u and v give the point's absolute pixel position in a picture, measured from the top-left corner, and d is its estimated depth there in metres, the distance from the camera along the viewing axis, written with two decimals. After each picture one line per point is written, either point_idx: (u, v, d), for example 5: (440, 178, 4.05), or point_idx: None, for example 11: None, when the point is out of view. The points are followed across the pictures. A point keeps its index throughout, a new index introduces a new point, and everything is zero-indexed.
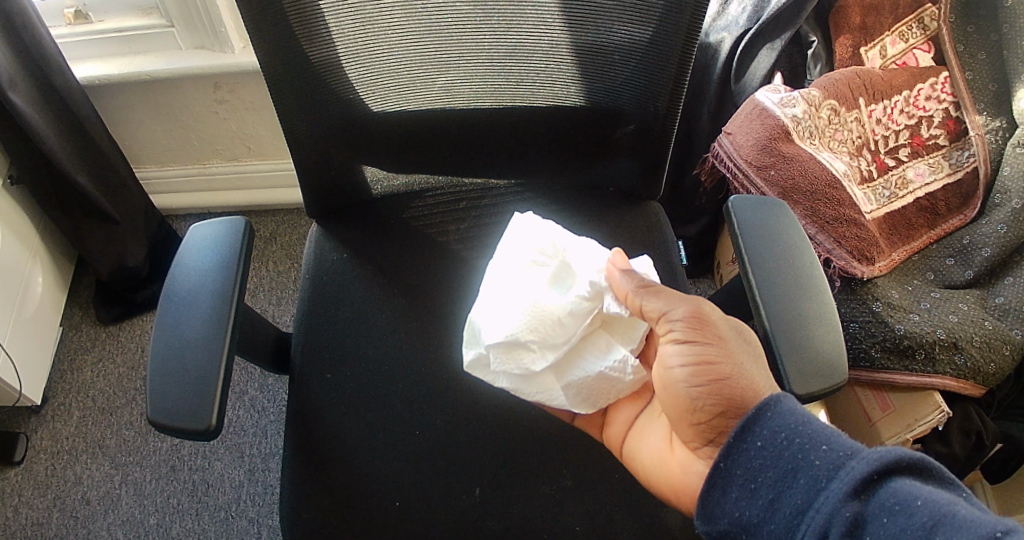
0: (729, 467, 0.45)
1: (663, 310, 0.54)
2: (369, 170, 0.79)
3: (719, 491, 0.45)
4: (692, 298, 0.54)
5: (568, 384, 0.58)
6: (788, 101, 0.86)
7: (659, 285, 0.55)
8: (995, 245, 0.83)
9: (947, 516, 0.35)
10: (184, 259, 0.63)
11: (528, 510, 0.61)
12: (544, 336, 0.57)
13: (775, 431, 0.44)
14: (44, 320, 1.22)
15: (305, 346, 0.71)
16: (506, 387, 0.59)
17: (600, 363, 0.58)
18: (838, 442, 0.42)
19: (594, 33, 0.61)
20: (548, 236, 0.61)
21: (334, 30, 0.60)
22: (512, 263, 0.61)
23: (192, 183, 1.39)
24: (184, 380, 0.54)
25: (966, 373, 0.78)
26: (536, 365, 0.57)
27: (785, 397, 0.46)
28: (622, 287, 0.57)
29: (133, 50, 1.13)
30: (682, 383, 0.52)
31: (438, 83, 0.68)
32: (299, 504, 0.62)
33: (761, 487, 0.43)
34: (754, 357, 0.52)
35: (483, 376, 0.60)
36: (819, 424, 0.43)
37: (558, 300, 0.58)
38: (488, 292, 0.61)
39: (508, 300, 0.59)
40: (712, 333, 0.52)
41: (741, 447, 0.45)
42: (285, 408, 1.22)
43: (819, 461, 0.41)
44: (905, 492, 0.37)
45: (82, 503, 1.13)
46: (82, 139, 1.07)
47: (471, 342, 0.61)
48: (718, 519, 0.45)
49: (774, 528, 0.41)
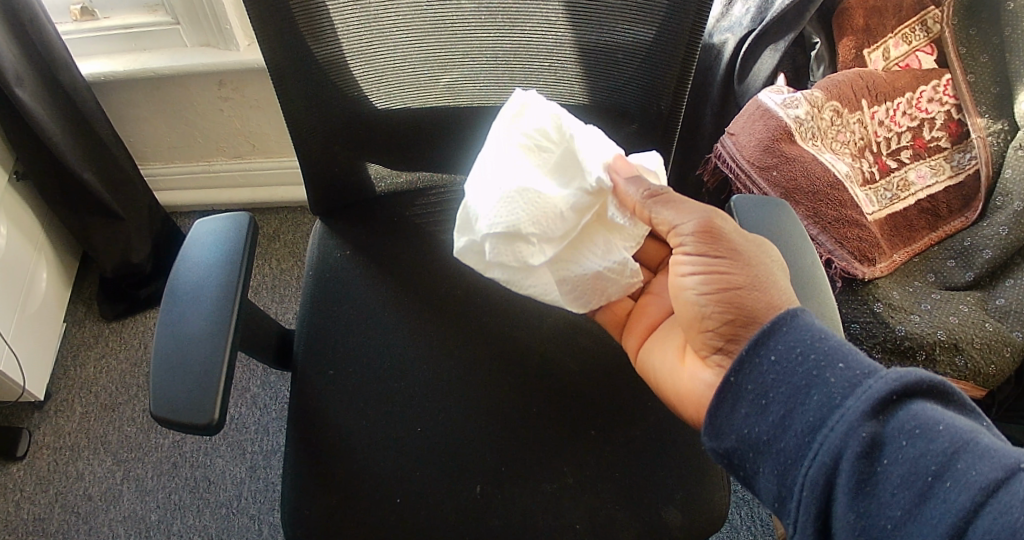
0: (740, 381, 0.45)
1: (674, 222, 0.54)
2: (373, 167, 0.81)
3: (728, 409, 0.45)
4: (706, 210, 0.54)
5: (562, 279, 0.59)
6: (791, 102, 0.86)
7: (670, 194, 0.56)
8: (997, 247, 0.84)
9: (969, 444, 0.37)
10: (189, 254, 0.63)
11: (529, 507, 0.61)
12: (546, 228, 0.56)
13: (790, 346, 0.44)
14: (48, 316, 1.23)
15: (308, 342, 0.71)
16: (498, 277, 0.58)
17: (598, 261, 0.59)
18: (856, 360, 0.42)
19: (597, 32, 0.61)
20: (553, 117, 0.59)
21: (339, 28, 0.61)
22: (510, 140, 0.59)
23: (196, 180, 1.40)
24: (188, 375, 0.54)
25: (966, 374, 0.79)
26: (535, 259, 0.57)
27: (805, 311, 0.46)
28: (631, 197, 0.57)
29: (139, 47, 1.14)
30: (691, 291, 0.53)
31: (442, 81, 0.69)
32: (301, 500, 0.62)
33: (771, 403, 0.43)
34: (777, 272, 0.51)
35: (475, 263, 0.59)
36: (836, 341, 0.43)
37: (559, 193, 0.57)
38: (484, 170, 0.59)
39: (505, 183, 0.57)
40: (725, 245, 0.52)
41: (755, 362, 0.45)
42: (287, 406, 1.22)
43: (833, 378, 0.41)
44: (927, 416, 0.38)
45: (84, 498, 1.14)
46: (87, 136, 1.08)
47: (467, 230, 0.60)
48: (726, 436, 0.45)
49: (784, 447, 0.42)
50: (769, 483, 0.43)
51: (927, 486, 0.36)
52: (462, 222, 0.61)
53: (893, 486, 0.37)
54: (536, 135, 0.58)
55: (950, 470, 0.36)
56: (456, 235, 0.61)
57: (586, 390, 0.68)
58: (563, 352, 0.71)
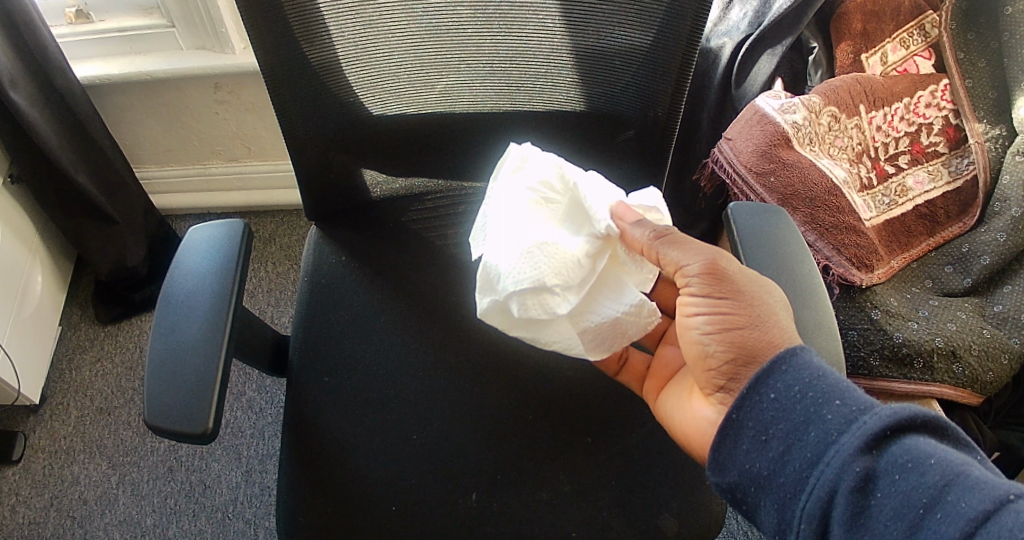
0: (741, 418, 0.45)
1: (680, 262, 0.53)
2: (369, 173, 0.80)
3: (730, 444, 0.45)
4: (711, 250, 0.53)
5: (585, 328, 0.57)
6: (789, 107, 0.86)
7: (675, 235, 0.55)
8: (994, 253, 0.83)
9: (960, 476, 0.36)
10: (182, 262, 0.63)
11: (525, 515, 0.61)
12: (566, 277, 0.55)
13: (789, 385, 0.44)
14: (44, 319, 1.22)
15: (303, 349, 0.71)
16: (524, 333, 0.57)
17: (617, 306, 0.57)
18: (852, 397, 0.42)
19: (596, 37, 0.61)
20: (556, 168, 0.60)
21: (333, 32, 0.61)
22: (516, 198, 0.59)
23: (192, 183, 1.40)
24: (182, 382, 0.54)
25: (964, 381, 0.78)
26: (561, 309, 0.55)
27: (805, 349, 0.45)
28: (637, 238, 0.56)
29: (133, 51, 1.13)
30: (696, 330, 0.53)
31: (438, 87, 0.68)
32: (295, 508, 0.62)
33: (772, 440, 0.43)
34: (778, 310, 0.51)
35: (500, 322, 0.57)
36: (833, 378, 0.43)
37: (574, 242, 0.57)
38: (498, 228, 0.58)
39: (522, 237, 0.56)
40: (730, 286, 0.51)
41: (756, 398, 0.44)
42: (282, 410, 1.21)
43: (831, 415, 0.41)
44: (918, 450, 0.38)
45: (80, 502, 1.13)
46: (82, 138, 1.07)
47: (486, 289, 0.57)
48: (728, 470, 0.45)
49: (784, 481, 0.42)
50: (770, 516, 0.42)
51: (918, 518, 0.36)
52: (481, 283, 0.58)
53: (886, 519, 0.37)
54: (541, 188, 0.59)
55: (940, 503, 0.36)
56: (477, 295, 0.58)
57: (583, 399, 0.67)
58: (561, 359, 0.70)
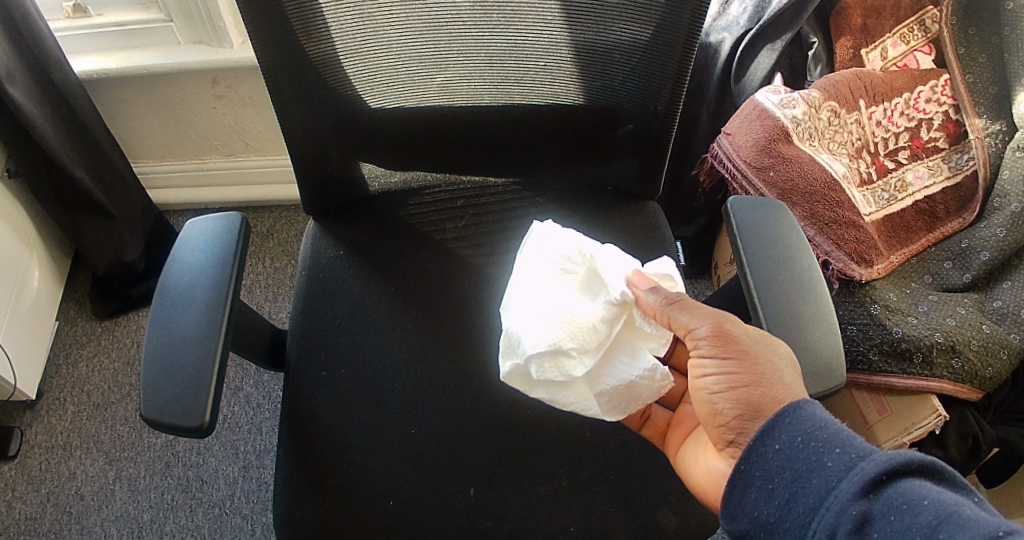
0: (748, 468, 0.45)
1: (689, 325, 0.53)
2: (366, 168, 0.79)
3: (739, 493, 0.45)
4: (718, 313, 0.53)
5: (600, 392, 0.56)
6: (788, 102, 0.86)
7: (685, 298, 0.55)
8: (995, 248, 0.83)
9: (952, 516, 0.36)
10: (179, 255, 0.62)
11: (524, 510, 0.60)
12: (582, 341, 0.55)
13: (792, 436, 0.44)
14: (40, 314, 1.22)
15: (299, 344, 0.70)
16: (543, 396, 0.56)
17: (630, 371, 0.56)
18: (853, 445, 0.42)
19: (595, 31, 0.60)
20: (575, 241, 0.60)
21: (332, 25, 0.60)
22: (538, 270, 0.60)
23: (189, 178, 1.39)
24: (179, 376, 0.54)
25: (964, 376, 0.78)
26: (577, 372, 0.55)
27: (808, 403, 0.46)
28: (649, 303, 0.56)
29: (131, 45, 1.13)
30: (706, 389, 0.52)
31: (437, 80, 0.68)
32: (293, 504, 0.61)
33: (777, 488, 0.43)
34: (785, 366, 0.50)
35: (519, 386, 0.57)
36: (836, 428, 0.43)
37: (590, 308, 0.57)
38: (517, 297, 0.59)
39: (540, 305, 0.57)
40: (738, 348, 0.51)
41: (761, 448, 0.45)
42: (280, 406, 1.21)
43: (831, 462, 0.41)
44: (913, 492, 0.38)
45: (76, 498, 1.13)
46: (79, 133, 1.07)
47: (507, 352, 0.57)
48: (740, 518, 0.45)
49: (789, 526, 0.42)
50: None
51: None
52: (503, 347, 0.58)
53: None
54: (559, 258, 0.60)
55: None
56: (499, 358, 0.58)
57: None
58: None
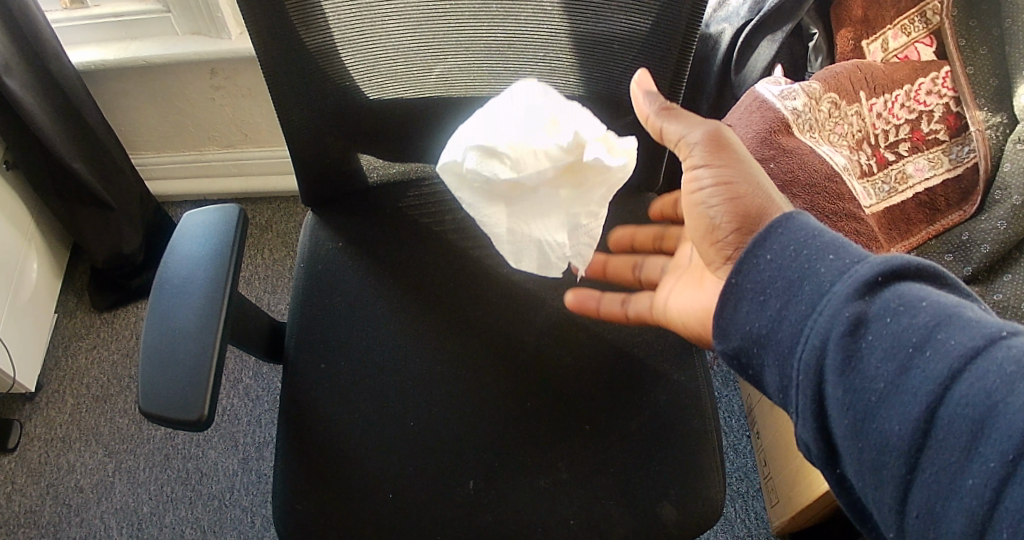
0: (740, 283, 0.45)
1: (683, 134, 0.56)
2: (365, 157, 0.79)
3: (731, 307, 0.45)
4: (709, 124, 0.56)
5: (512, 212, 0.64)
6: (789, 93, 0.86)
7: (678, 109, 0.57)
8: (995, 241, 0.83)
9: (951, 318, 0.36)
10: (177, 247, 0.62)
11: (525, 501, 0.61)
12: (521, 162, 0.62)
13: (785, 246, 0.44)
14: (38, 306, 1.22)
15: (299, 337, 0.70)
16: (463, 199, 0.64)
17: (548, 234, 0.65)
18: (845, 251, 0.42)
19: (595, 21, 0.60)
20: (562, 108, 0.63)
21: (328, 14, 0.60)
22: (525, 107, 0.62)
23: (188, 169, 1.39)
24: (177, 370, 0.54)
25: None
26: (500, 174, 0.62)
27: (799, 214, 0.45)
28: (642, 107, 0.58)
29: (128, 36, 1.12)
30: (703, 204, 0.54)
31: (435, 72, 0.67)
32: (293, 496, 0.62)
33: (768, 299, 0.43)
34: (767, 186, 0.53)
35: (450, 181, 0.64)
36: (828, 235, 0.43)
37: (546, 143, 0.62)
38: (478, 117, 0.64)
39: (500, 123, 0.62)
40: (728, 155, 0.54)
41: (752, 260, 0.45)
42: (279, 398, 1.21)
43: (824, 269, 0.41)
44: (910, 295, 0.38)
45: (76, 490, 1.13)
46: (77, 124, 1.06)
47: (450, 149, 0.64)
48: (731, 334, 0.46)
49: (781, 338, 0.42)
50: (774, 374, 0.43)
51: (908, 358, 0.36)
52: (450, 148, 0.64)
53: (878, 361, 0.37)
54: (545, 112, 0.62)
55: (930, 341, 0.36)
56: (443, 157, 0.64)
57: (583, 384, 0.67)
58: (557, 347, 0.69)
